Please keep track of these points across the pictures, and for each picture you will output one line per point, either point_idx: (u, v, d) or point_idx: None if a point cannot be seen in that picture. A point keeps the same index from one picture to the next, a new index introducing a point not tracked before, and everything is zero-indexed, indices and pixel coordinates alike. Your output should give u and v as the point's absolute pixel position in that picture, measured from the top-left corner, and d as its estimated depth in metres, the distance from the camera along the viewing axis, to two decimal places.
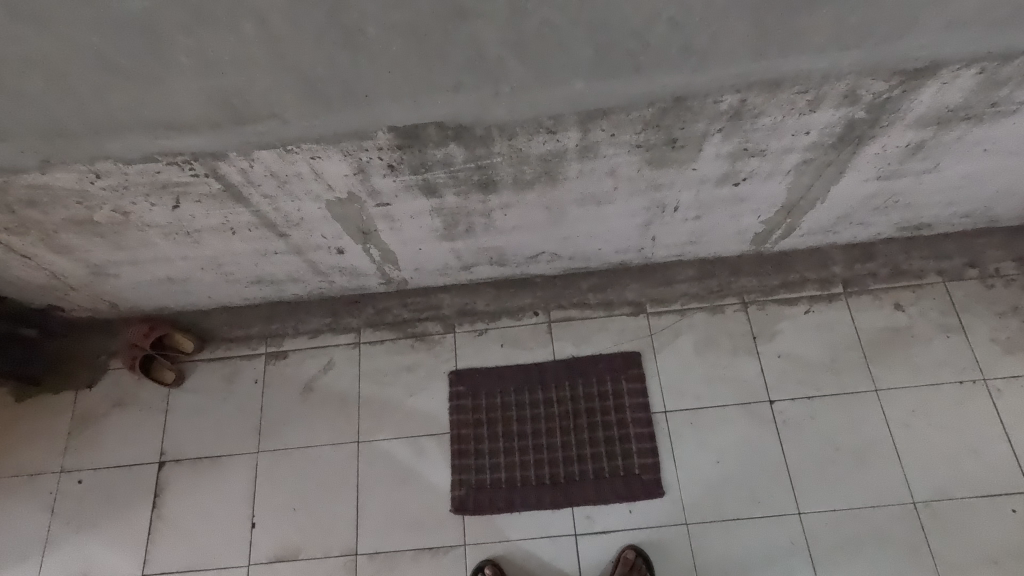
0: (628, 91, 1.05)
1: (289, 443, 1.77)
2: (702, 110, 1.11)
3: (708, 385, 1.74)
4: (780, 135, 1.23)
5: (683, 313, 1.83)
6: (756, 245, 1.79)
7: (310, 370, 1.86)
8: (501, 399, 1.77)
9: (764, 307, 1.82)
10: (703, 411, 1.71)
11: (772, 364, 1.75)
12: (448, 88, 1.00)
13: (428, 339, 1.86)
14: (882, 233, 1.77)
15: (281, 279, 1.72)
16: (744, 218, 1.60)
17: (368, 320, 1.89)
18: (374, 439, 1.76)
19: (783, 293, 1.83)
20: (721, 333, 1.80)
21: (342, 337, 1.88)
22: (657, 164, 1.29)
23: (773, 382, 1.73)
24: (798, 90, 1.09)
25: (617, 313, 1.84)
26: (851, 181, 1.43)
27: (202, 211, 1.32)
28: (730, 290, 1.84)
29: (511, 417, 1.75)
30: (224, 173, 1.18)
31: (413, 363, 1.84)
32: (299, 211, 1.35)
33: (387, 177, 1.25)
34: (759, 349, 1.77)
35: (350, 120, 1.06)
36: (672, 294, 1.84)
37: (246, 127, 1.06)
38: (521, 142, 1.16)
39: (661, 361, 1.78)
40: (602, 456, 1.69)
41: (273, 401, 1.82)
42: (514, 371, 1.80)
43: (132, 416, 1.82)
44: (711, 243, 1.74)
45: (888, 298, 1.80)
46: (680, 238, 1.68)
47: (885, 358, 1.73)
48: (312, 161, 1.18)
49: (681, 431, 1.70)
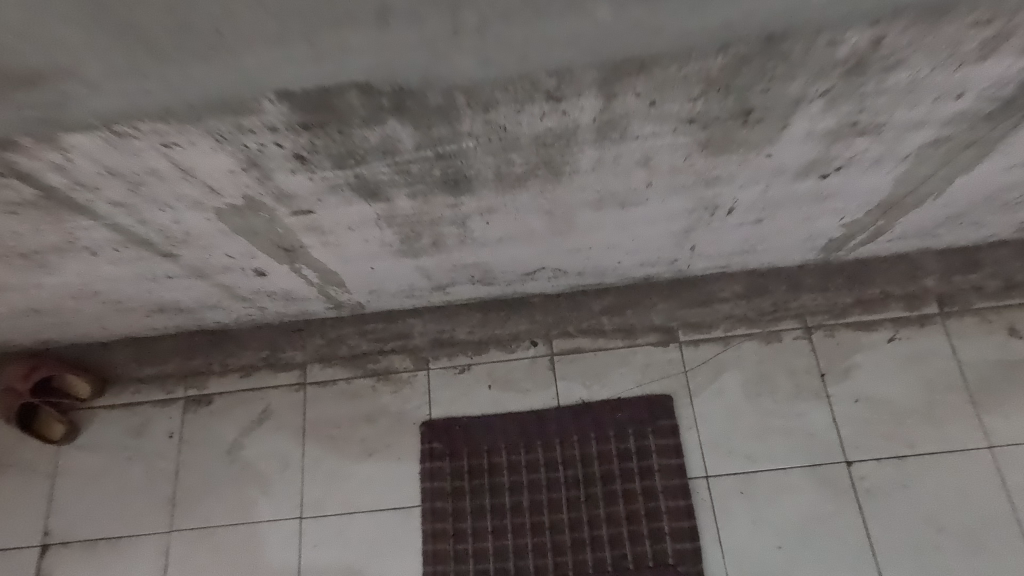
0: (687, 23, 0.60)
1: (213, 519, 1.36)
2: (806, 58, 0.67)
3: (762, 441, 1.32)
4: (914, 102, 0.78)
5: (727, 343, 1.41)
6: (826, 253, 1.35)
7: (242, 420, 1.44)
8: (489, 461, 1.35)
9: (833, 334, 1.39)
10: (757, 475, 1.30)
11: (847, 412, 1.33)
12: (365, 18, 0.55)
13: (394, 378, 1.44)
14: (994, 236, 1.33)
15: (193, 307, 1.29)
16: (820, 222, 1.16)
17: (316, 354, 1.47)
18: (323, 514, 1.34)
19: (858, 314, 1.40)
20: (778, 368, 1.37)
21: (284, 375, 1.47)
22: (715, 148, 0.84)
23: (849, 436, 1.31)
24: (975, 20, 0.64)
25: (639, 343, 1.43)
26: (991, 168, 0.99)
27: (31, 226, 0.88)
28: (786, 310, 1.41)
29: (502, 485, 1.33)
30: (30, 171, 0.74)
31: (374, 411, 1.42)
32: (179, 224, 0.91)
33: (298, 174, 0.80)
34: (828, 391, 1.35)
35: (206, 80, 0.62)
36: (712, 316, 1.41)
37: (24, 93, 0.61)
38: (504, 116, 0.72)
39: (699, 407, 1.36)
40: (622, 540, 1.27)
41: (193, 462, 1.40)
42: (506, 422, 1.38)
43: (9, 484, 1.40)
44: (768, 252, 1.30)
45: (999, 321, 1.36)
46: (729, 248, 1.24)
47: (999, 403, 1.31)
48: (167, 151, 0.73)
49: (728, 503, 1.28)
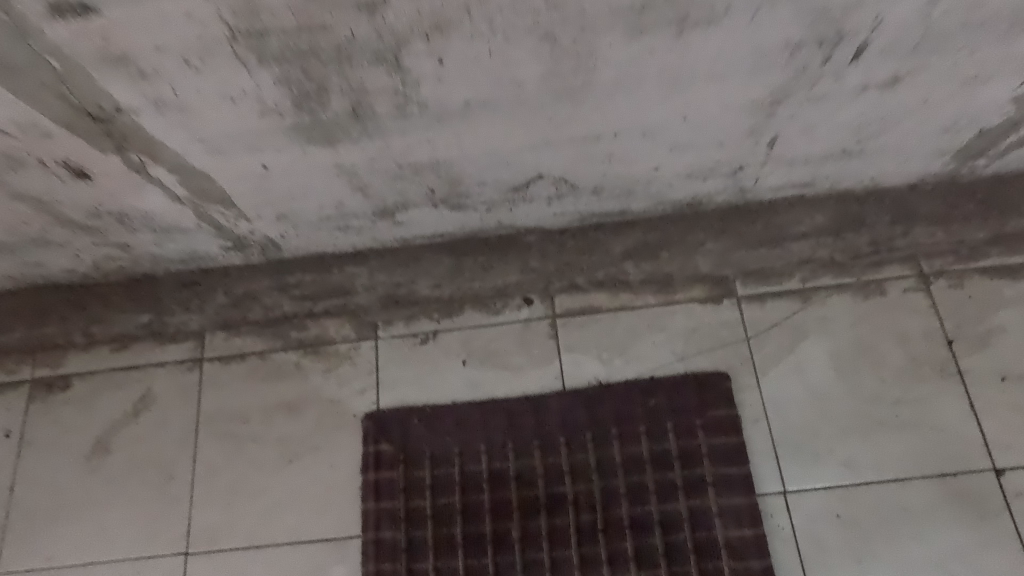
0: None
1: (57, 558, 0.93)
2: None
3: (865, 438, 0.90)
4: None
5: (806, 298, 0.97)
6: (956, 163, 0.92)
7: (109, 413, 1.00)
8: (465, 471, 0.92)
9: (962, 285, 0.96)
10: (860, 490, 0.87)
11: (989, 396, 0.90)
12: None
13: (328, 352, 1.01)
14: None
15: (13, 240, 0.86)
16: (986, 87, 0.72)
17: (219, 318, 1.03)
18: (218, 550, 0.91)
19: (996, 256, 0.97)
20: (882, 335, 0.94)
21: (173, 349, 1.03)
22: None
23: (995, 430, 0.88)
24: None
25: (678, 300, 0.99)
26: None
27: None
28: (893, 252, 0.98)
29: (483, 508, 0.90)
30: None
31: (299, 399, 0.98)
32: None
33: None
34: (959, 366, 0.92)
35: None
36: (783, 261, 0.98)
37: None
38: None
39: (768, 391, 0.93)
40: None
41: (37, 474, 0.97)
42: (489, 414, 0.95)
43: None
44: (880, 156, 0.86)
45: None
46: (826, 144, 0.81)
47: None
48: None
49: (820, 533, 0.86)
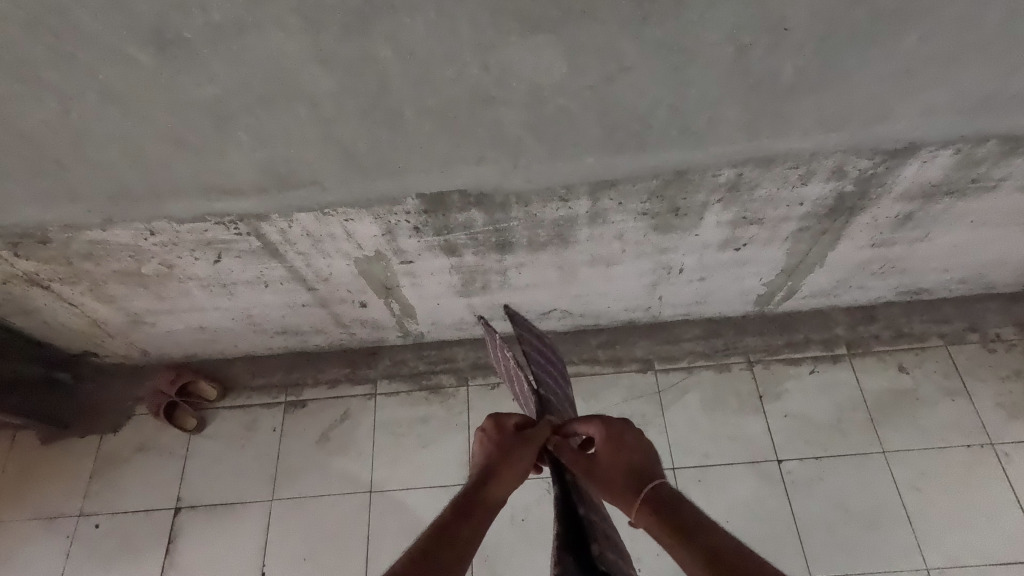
0: (634, 165, 1.15)
1: (304, 492, 1.81)
2: (702, 182, 1.21)
3: (716, 443, 1.77)
4: (776, 205, 1.31)
5: (691, 371, 1.88)
6: (760, 306, 1.85)
7: (327, 419, 1.90)
8: (498, 446, 0.94)
9: (769, 366, 1.87)
10: (711, 467, 1.74)
11: (778, 424, 1.79)
12: (471, 161, 1.11)
13: (442, 392, 1.91)
14: (881, 297, 1.85)
15: (305, 330, 1.81)
16: (747, 280, 1.67)
17: (384, 372, 1.95)
18: (386, 489, 1.79)
19: (788, 352, 1.88)
20: (727, 391, 1.84)
21: (359, 387, 1.94)
22: (662, 230, 1.38)
23: (780, 441, 1.76)
24: (790, 165, 1.18)
25: (626, 369, 1.89)
26: (848, 247, 1.51)
27: (241, 265, 1.43)
28: (736, 349, 1.89)
29: (496, 489, 0.91)
30: (264, 232, 1.29)
31: (426, 415, 1.88)
32: (328, 267, 1.46)
33: (413, 238, 1.35)
34: (764, 408, 1.81)
35: (383, 188, 1.17)
36: (679, 351, 1.90)
37: (289, 192, 1.17)
38: (536, 209, 1.26)
39: (669, 418, 1.81)
40: (563, 373, 1.10)
41: (290, 451, 1.86)
42: (500, 413, 1.01)
43: (152, 460, 1.88)
44: (718, 303, 1.80)
45: (892, 359, 1.84)
46: (686, 298, 1.75)
47: (891, 418, 1.77)
48: (345, 223, 1.28)
49: (690, 488, 1.72)
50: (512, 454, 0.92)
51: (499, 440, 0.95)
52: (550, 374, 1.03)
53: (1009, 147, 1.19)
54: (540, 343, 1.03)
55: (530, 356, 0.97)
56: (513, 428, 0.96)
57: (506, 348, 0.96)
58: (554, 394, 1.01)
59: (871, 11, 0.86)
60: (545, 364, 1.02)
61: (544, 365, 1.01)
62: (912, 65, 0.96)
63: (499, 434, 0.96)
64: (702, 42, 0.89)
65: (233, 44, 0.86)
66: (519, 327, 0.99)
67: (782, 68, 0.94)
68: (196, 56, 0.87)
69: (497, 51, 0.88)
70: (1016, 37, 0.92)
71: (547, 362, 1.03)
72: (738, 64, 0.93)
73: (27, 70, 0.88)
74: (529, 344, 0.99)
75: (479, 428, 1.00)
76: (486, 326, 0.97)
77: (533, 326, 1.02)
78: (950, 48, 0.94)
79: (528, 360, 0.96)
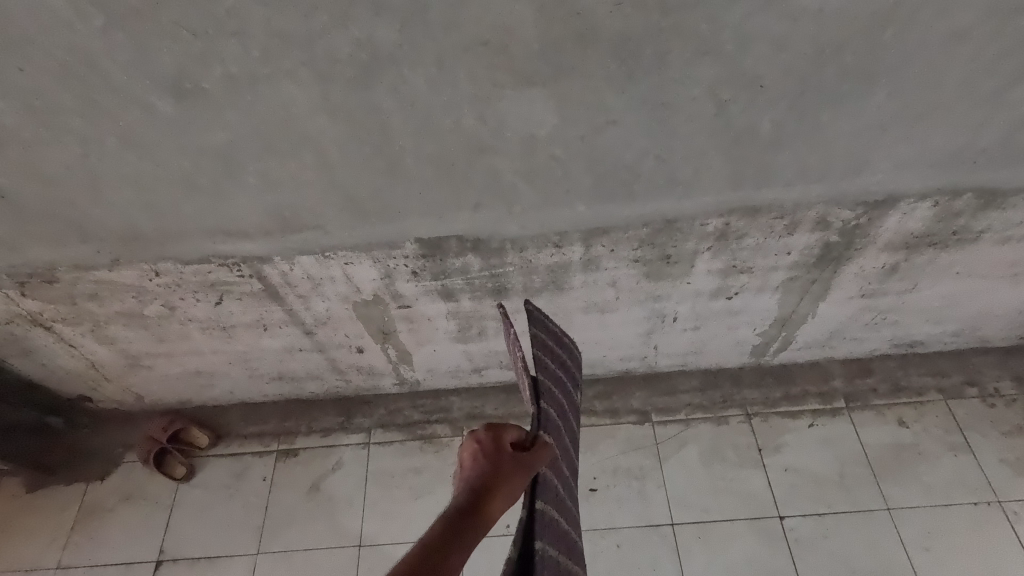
0: (624, 214, 1.20)
1: (291, 545, 1.75)
2: (691, 230, 1.25)
3: (716, 498, 1.73)
4: (765, 254, 1.35)
5: (688, 423, 1.85)
6: (756, 357, 1.85)
7: (318, 469, 1.86)
8: (494, 466, 0.66)
9: (767, 419, 1.84)
10: (711, 524, 1.69)
11: (779, 478, 1.74)
12: (468, 208, 1.16)
13: (435, 442, 1.88)
14: (877, 350, 1.86)
15: (301, 376, 1.81)
16: (741, 329, 1.68)
17: (378, 421, 1.93)
18: (376, 543, 1.73)
19: (786, 405, 1.86)
20: (726, 444, 1.81)
21: (352, 436, 1.91)
22: (654, 277, 1.41)
23: (781, 496, 1.72)
24: (775, 216, 1.23)
25: (622, 421, 1.86)
26: (839, 297, 1.54)
27: (241, 308, 1.45)
28: (733, 401, 1.88)
29: (489, 513, 0.65)
30: (266, 274, 1.33)
31: (419, 465, 1.84)
32: (327, 310, 1.48)
33: (410, 282, 1.38)
34: (764, 462, 1.77)
35: (382, 232, 1.22)
36: (676, 403, 1.88)
37: (293, 234, 1.22)
38: (530, 255, 1.30)
39: (667, 471, 1.78)
40: (575, 400, 0.81)
41: (279, 501, 1.82)
42: (500, 422, 0.72)
43: (137, 510, 1.83)
44: (714, 352, 1.81)
45: (892, 413, 1.82)
46: (681, 347, 1.76)
47: (895, 474, 1.72)
48: (345, 266, 1.32)
49: (690, 545, 1.66)
50: (508, 476, 0.65)
51: (494, 456, 0.67)
52: (563, 391, 0.75)
53: (985, 200, 1.24)
54: (560, 347, 0.81)
55: (540, 359, 0.73)
56: (514, 447, 0.68)
57: (519, 343, 0.71)
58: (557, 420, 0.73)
59: (840, 70, 0.93)
60: (559, 379, 0.76)
61: (557, 378, 0.75)
62: (883, 121, 1.03)
63: (496, 451, 0.67)
64: (684, 97, 0.95)
65: (247, 93, 0.92)
66: (537, 326, 0.77)
67: (760, 122, 1.01)
68: (212, 104, 0.94)
69: (492, 103, 0.95)
70: (978, 96, 0.99)
71: (560, 377, 0.77)
72: (718, 118, 0.99)
73: (53, 115, 0.95)
74: (541, 344, 0.76)
75: (471, 438, 0.71)
76: (503, 317, 0.74)
77: (556, 325, 0.82)
78: (916, 107, 1.01)
79: (539, 364, 0.72)
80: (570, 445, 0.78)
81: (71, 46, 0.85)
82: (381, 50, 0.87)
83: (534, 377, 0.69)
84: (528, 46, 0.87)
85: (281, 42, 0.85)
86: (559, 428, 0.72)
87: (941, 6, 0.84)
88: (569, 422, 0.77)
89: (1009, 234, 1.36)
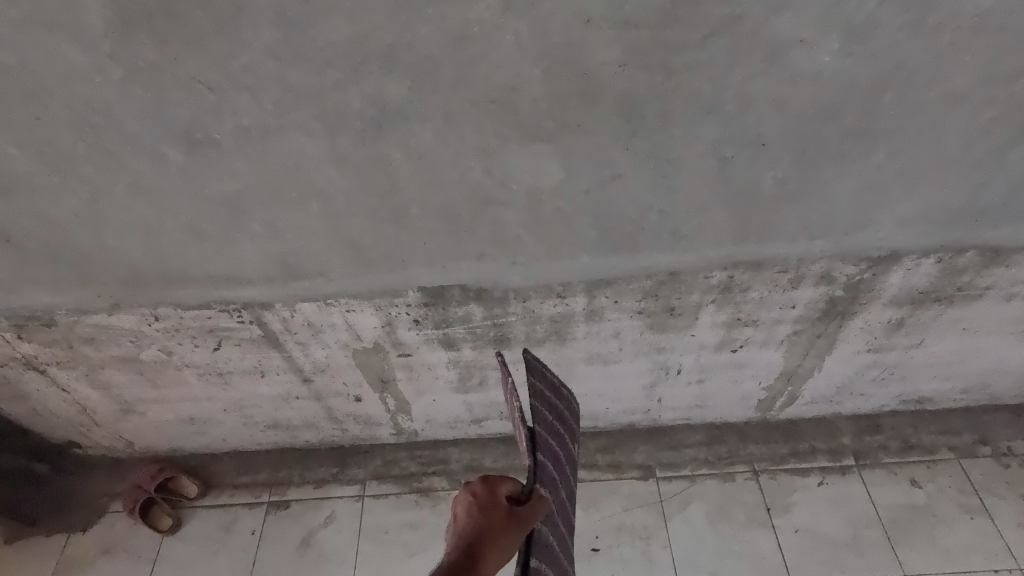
0: (627, 266, 1.20)
1: None
2: (695, 283, 1.25)
3: (723, 561, 1.65)
4: (769, 307, 1.34)
5: (693, 480, 1.79)
6: (761, 412, 1.82)
7: (309, 523, 1.79)
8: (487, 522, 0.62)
9: (775, 477, 1.78)
10: None
11: (789, 540, 1.67)
12: (472, 257, 1.16)
13: (433, 495, 1.82)
14: (885, 405, 1.82)
15: (297, 424, 1.77)
16: (747, 382, 1.65)
17: (374, 472, 1.87)
18: None
19: (794, 461, 1.80)
20: (733, 502, 1.74)
21: (346, 488, 1.85)
22: (658, 329, 1.40)
23: (792, 559, 1.64)
24: (780, 269, 1.23)
25: (625, 476, 1.81)
26: (845, 351, 1.52)
27: (239, 354, 1.43)
28: (740, 457, 1.82)
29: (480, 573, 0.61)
30: (266, 321, 1.32)
31: (414, 520, 1.77)
32: (326, 357, 1.46)
33: (412, 330, 1.37)
34: (774, 522, 1.70)
35: (385, 280, 1.21)
36: (681, 458, 1.83)
37: (295, 281, 1.21)
38: (534, 304, 1.29)
39: (673, 529, 1.71)
40: (574, 451, 0.79)
41: (266, 558, 1.74)
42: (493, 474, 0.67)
43: (119, 564, 1.75)
44: (718, 406, 1.77)
45: (903, 473, 1.76)
46: (685, 401, 1.73)
47: (910, 538, 1.65)
48: (346, 314, 1.31)
49: None
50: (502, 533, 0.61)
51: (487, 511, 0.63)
52: (560, 443, 0.73)
53: (989, 257, 1.24)
54: (557, 396, 0.78)
55: (538, 411, 0.71)
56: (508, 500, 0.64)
57: (517, 393, 0.68)
58: (554, 473, 0.70)
59: (840, 130, 0.94)
60: (557, 432, 0.73)
61: (554, 430, 0.72)
62: (883, 179, 1.04)
63: (490, 506, 0.63)
64: (688, 153, 0.97)
65: (256, 144, 0.94)
66: (535, 375, 0.75)
67: (763, 179, 1.02)
68: (222, 154, 0.95)
69: (498, 156, 0.96)
70: (976, 157, 1.01)
71: (557, 426, 0.74)
72: (721, 174, 1.00)
73: (66, 163, 0.96)
74: (539, 394, 0.73)
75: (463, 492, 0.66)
76: (501, 365, 0.71)
77: (554, 374, 0.79)
78: (915, 166, 1.02)
79: (536, 416, 0.69)
80: (568, 499, 0.75)
81: (88, 97, 0.87)
82: (391, 105, 0.89)
83: (531, 429, 0.67)
84: (535, 102, 0.89)
85: (294, 96, 0.87)
86: (555, 482, 0.69)
87: (936, 72, 0.87)
88: (566, 475, 0.74)
89: (1013, 291, 1.35)
